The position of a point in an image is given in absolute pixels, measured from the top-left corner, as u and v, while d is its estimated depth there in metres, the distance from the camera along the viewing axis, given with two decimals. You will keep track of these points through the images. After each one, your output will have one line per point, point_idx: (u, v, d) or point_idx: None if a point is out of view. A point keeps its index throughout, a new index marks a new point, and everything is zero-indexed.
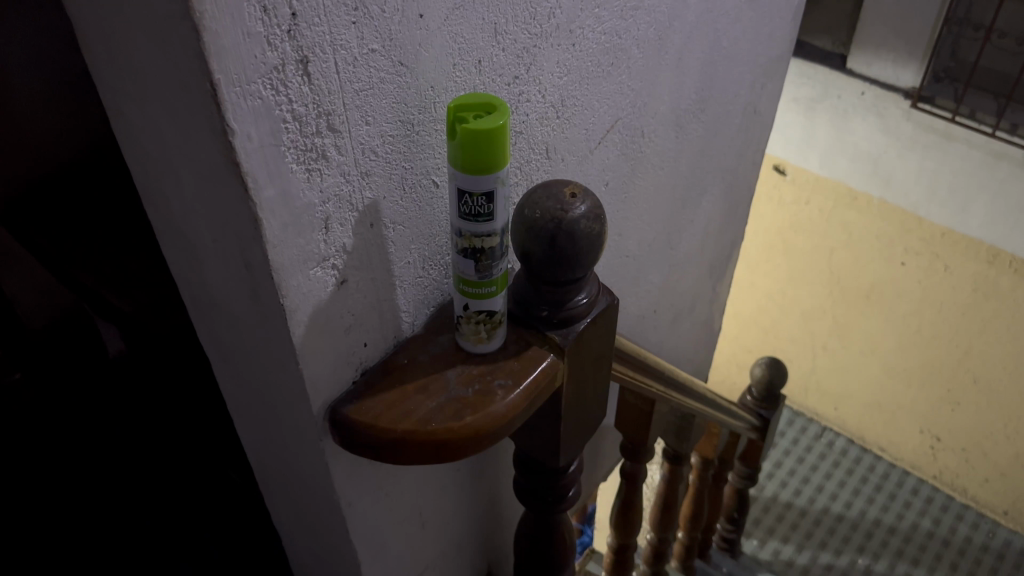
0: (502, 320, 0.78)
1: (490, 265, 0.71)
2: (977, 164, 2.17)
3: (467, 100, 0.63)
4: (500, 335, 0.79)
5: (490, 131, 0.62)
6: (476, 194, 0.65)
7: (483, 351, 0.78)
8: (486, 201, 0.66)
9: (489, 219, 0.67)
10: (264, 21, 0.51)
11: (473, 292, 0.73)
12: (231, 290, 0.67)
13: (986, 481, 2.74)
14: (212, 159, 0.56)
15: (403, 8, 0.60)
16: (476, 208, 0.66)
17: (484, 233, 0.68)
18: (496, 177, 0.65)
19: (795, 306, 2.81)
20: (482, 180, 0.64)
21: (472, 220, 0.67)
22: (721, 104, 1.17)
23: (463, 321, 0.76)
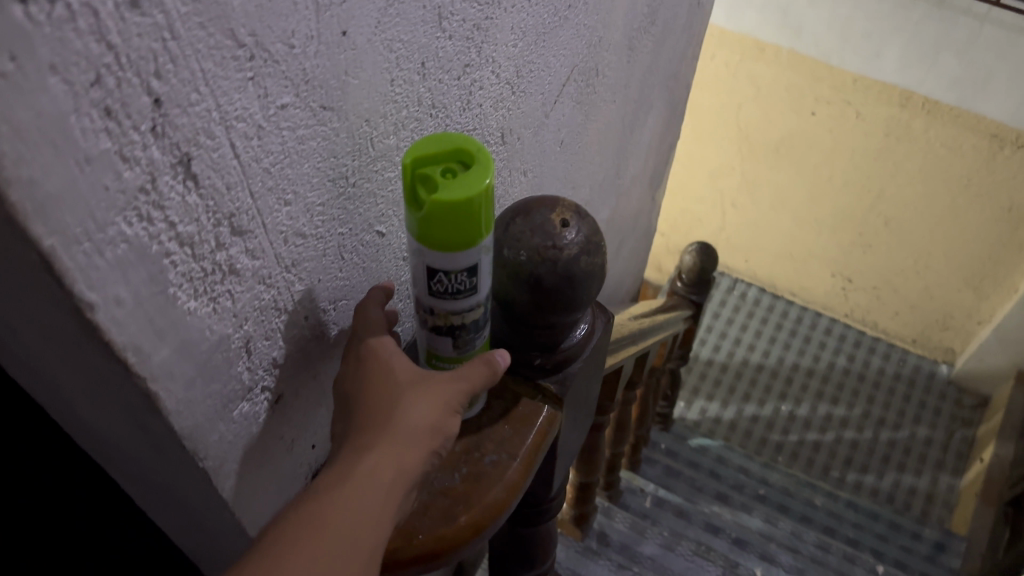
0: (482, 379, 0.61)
1: (475, 338, 0.53)
2: (892, 7, 2.01)
3: (429, 150, 0.43)
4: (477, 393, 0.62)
5: (473, 198, 0.43)
6: (454, 273, 0.47)
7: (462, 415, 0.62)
8: (468, 275, 0.48)
9: (472, 293, 0.49)
10: (113, 130, 0.30)
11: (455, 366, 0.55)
12: (123, 440, 0.47)
13: (896, 314, 2.83)
14: (62, 327, 0.35)
15: (319, 31, 0.39)
16: (456, 285, 0.48)
17: (466, 308, 0.50)
18: (478, 248, 0.46)
19: (701, 165, 2.71)
20: (460, 257, 0.46)
21: (450, 297, 0.49)
22: (669, 9, 0.98)
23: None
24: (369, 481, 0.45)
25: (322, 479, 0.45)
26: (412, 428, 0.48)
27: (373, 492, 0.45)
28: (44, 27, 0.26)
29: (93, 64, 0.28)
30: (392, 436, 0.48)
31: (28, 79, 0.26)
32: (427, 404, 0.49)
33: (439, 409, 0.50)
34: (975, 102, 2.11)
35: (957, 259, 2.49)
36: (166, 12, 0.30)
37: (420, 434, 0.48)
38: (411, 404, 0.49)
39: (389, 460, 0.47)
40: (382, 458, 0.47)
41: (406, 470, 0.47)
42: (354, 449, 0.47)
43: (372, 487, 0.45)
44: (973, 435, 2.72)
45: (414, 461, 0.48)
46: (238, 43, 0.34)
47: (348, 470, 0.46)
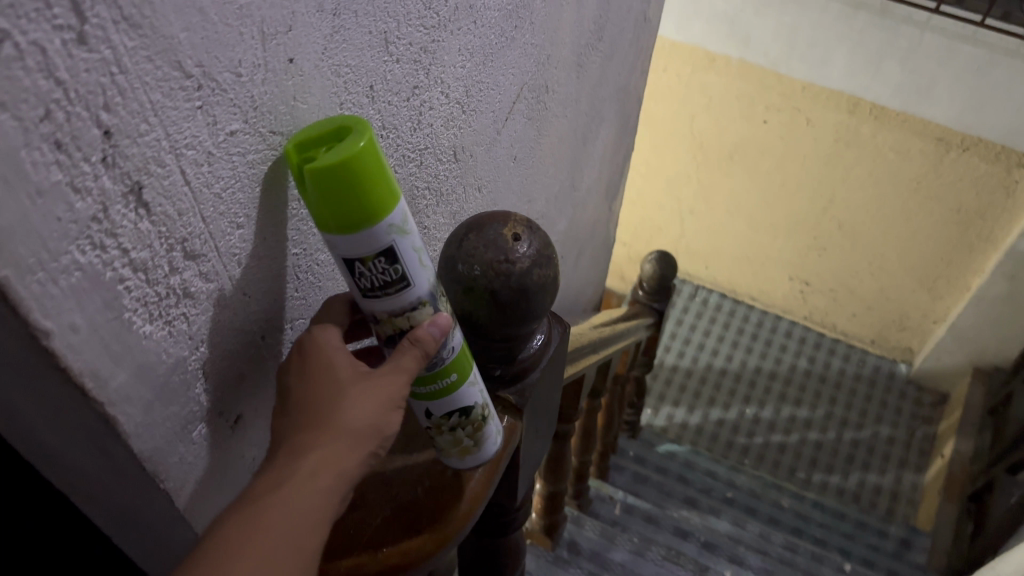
0: (489, 411, 0.62)
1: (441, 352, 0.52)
2: (835, 16, 2.06)
3: (305, 135, 0.42)
4: (493, 434, 0.63)
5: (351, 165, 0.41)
6: (369, 260, 0.45)
7: (476, 459, 0.63)
8: (388, 262, 0.45)
9: (406, 286, 0.47)
10: (63, 164, 0.31)
11: (432, 390, 0.57)
12: (81, 466, 0.47)
13: (854, 315, 2.89)
14: (21, 358, 0.36)
15: (266, 60, 0.40)
16: (381, 278, 0.46)
17: (408, 305, 0.48)
18: (384, 228, 0.44)
19: (659, 174, 2.74)
20: (366, 241, 0.44)
21: (383, 296, 0.47)
22: (616, 25, 1.00)
23: (441, 434, 0.60)
24: (304, 489, 0.44)
25: (258, 487, 0.44)
26: (352, 427, 0.46)
27: (310, 500, 0.43)
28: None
29: (43, 100, 0.29)
30: (330, 437, 0.45)
31: None
32: (369, 399, 0.47)
33: (382, 405, 0.47)
34: (919, 108, 2.16)
35: (910, 259, 2.55)
36: (114, 48, 0.32)
37: (360, 433, 0.46)
38: (349, 400, 0.47)
39: (327, 464, 0.45)
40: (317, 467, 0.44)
41: (345, 472, 0.45)
42: (291, 452, 0.45)
43: (309, 495, 0.43)
44: (933, 432, 2.78)
45: (355, 463, 0.46)
46: (184, 76, 0.35)
47: (285, 477, 0.44)
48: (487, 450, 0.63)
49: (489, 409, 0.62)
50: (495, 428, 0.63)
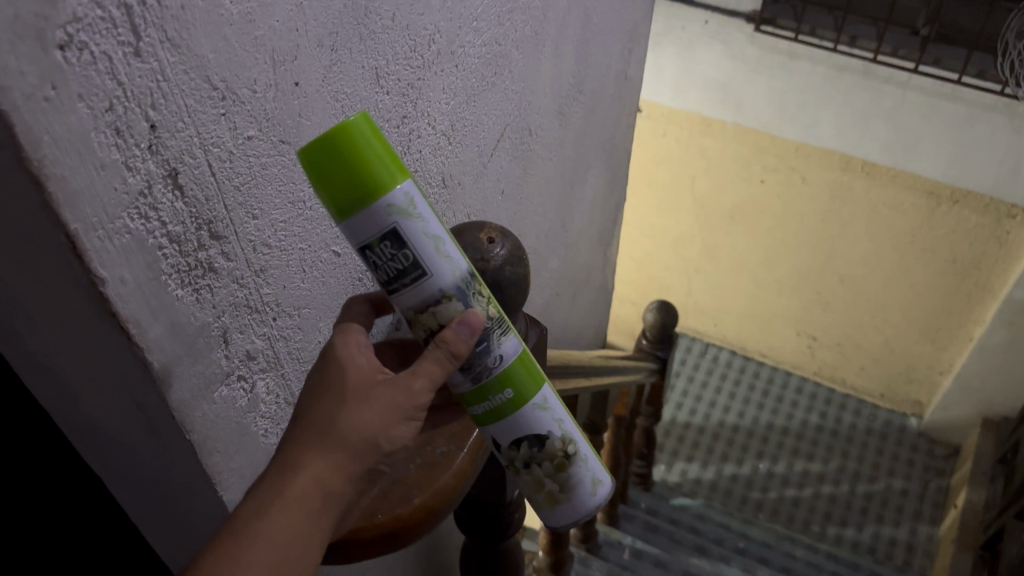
0: (578, 449, 0.61)
1: (483, 355, 0.55)
2: (821, 78, 2.18)
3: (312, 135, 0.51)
4: (589, 478, 0.62)
5: (333, 147, 0.49)
6: (376, 243, 0.51)
7: (571, 506, 0.62)
8: (393, 244, 0.51)
9: (422, 275, 0.52)
10: (120, 145, 0.41)
11: (493, 414, 0.58)
12: (122, 427, 0.56)
13: (862, 369, 2.93)
14: (82, 310, 0.46)
15: (276, 81, 0.52)
16: (395, 266, 0.52)
17: (433, 297, 0.53)
18: (383, 208, 0.50)
19: (665, 234, 2.84)
20: (369, 222, 0.50)
21: (403, 287, 0.52)
22: (596, 80, 1.12)
23: (520, 473, 0.61)
24: (283, 517, 0.45)
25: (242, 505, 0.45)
26: (343, 447, 0.46)
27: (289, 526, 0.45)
28: (75, 69, 0.38)
29: (107, 96, 0.40)
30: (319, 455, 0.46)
31: (63, 103, 0.38)
32: (365, 417, 0.47)
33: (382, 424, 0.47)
34: (908, 162, 2.25)
35: (912, 310, 2.61)
36: (159, 61, 0.42)
37: (353, 450, 0.46)
38: (348, 417, 0.47)
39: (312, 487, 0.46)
40: (305, 491, 0.45)
41: (332, 494, 0.46)
42: (279, 469, 0.46)
43: (292, 516, 0.45)
44: (947, 484, 2.78)
45: (345, 483, 0.46)
46: (212, 87, 0.46)
47: (266, 499, 0.45)
48: (579, 496, 0.62)
49: (581, 450, 0.61)
50: (592, 474, 0.62)
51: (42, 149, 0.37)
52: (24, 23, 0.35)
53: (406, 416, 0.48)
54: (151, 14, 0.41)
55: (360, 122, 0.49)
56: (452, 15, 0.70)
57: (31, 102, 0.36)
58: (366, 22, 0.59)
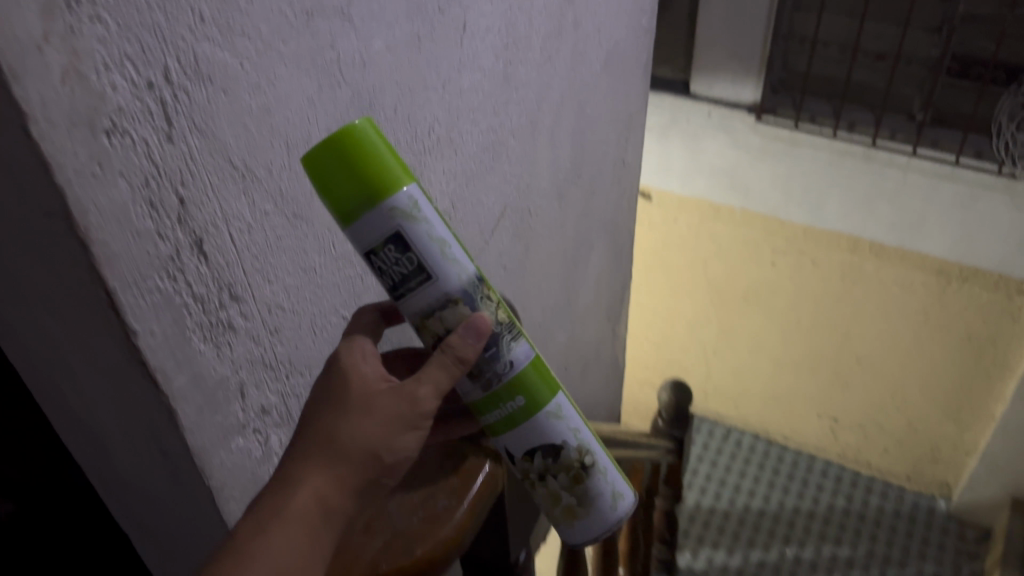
0: (596, 461, 0.68)
1: (491, 360, 0.63)
2: (824, 164, 2.26)
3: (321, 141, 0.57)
4: (606, 490, 0.69)
5: (337, 155, 0.55)
6: (383, 246, 0.58)
7: (587, 512, 0.69)
8: (399, 247, 0.58)
9: (427, 279, 0.59)
10: (154, 216, 0.49)
11: (507, 422, 0.66)
12: (147, 476, 0.62)
13: (885, 451, 2.89)
14: (116, 361, 0.52)
15: (289, 163, 0.59)
16: (401, 269, 0.59)
17: (438, 301, 0.60)
18: (387, 211, 0.57)
19: (682, 319, 2.89)
20: (374, 226, 0.57)
21: (410, 290, 0.60)
22: (593, 166, 1.20)
23: (537, 485, 0.68)
24: (295, 514, 0.53)
25: (260, 509, 0.53)
26: (347, 451, 0.55)
27: (300, 522, 0.53)
28: (117, 151, 0.45)
29: (144, 174, 0.47)
30: (325, 458, 0.54)
31: (107, 181, 0.45)
32: (367, 426, 0.55)
33: (384, 428, 0.56)
34: (915, 242, 2.28)
35: (931, 390, 2.59)
36: (189, 146, 0.50)
37: (355, 454, 0.55)
38: (350, 426, 0.55)
39: (321, 486, 0.54)
40: (312, 490, 0.53)
41: (338, 495, 0.54)
42: (290, 474, 0.54)
43: (300, 514, 0.53)
44: (981, 569, 2.70)
45: (348, 485, 0.55)
46: (233, 168, 0.54)
47: (280, 500, 0.53)
48: (596, 506, 0.69)
49: (597, 460, 0.68)
50: (610, 486, 0.69)
51: (88, 217, 0.45)
52: (78, 112, 0.42)
53: (404, 425, 0.56)
54: (183, 106, 0.49)
55: (363, 127, 0.55)
56: (450, 107, 0.78)
57: (81, 177, 0.44)
58: (371, 113, 0.67)
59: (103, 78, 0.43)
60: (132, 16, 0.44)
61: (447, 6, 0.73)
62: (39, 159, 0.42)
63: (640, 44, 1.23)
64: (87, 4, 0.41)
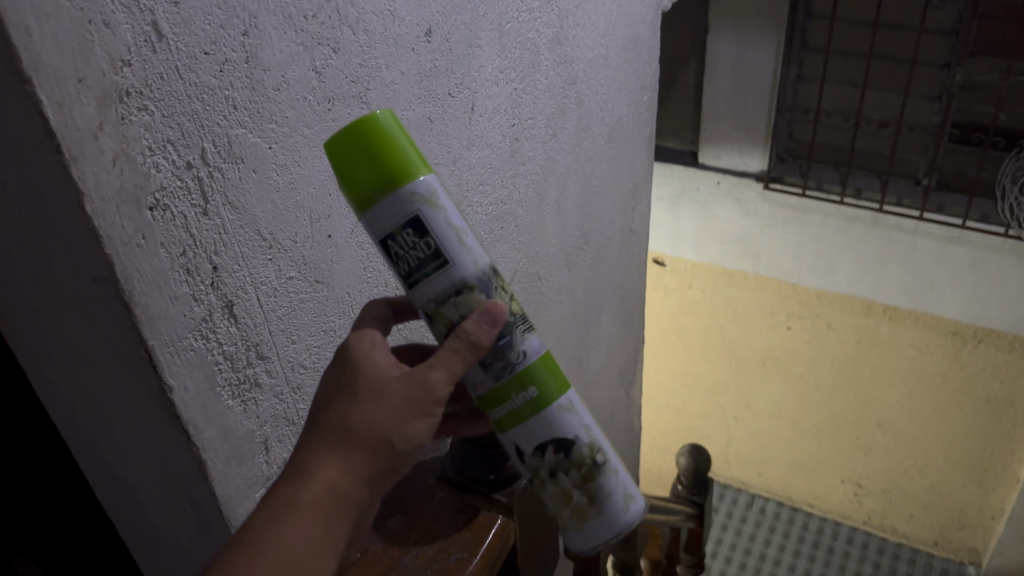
0: (607, 460, 0.61)
1: (505, 349, 0.57)
2: (834, 230, 2.30)
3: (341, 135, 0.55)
4: (618, 492, 0.61)
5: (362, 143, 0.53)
6: (401, 231, 0.54)
7: (601, 519, 0.61)
8: (417, 233, 0.54)
9: (444, 264, 0.55)
10: (189, 282, 0.54)
11: (513, 417, 0.59)
12: (177, 527, 0.66)
13: (911, 517, 2.70)
14: (152, 415, 0.57)
15: (312, 234, 0.65)
16: (417, 255, 0.55)
17: (454, 287, 0.56)
18: (407, 196, 0.54)
19: (699, 385, 2.82)
20: (392, 211, 0.54)
21: (425, 276, 0.56)
22: (601, 234, 1.26)
23: (546, 484, 0.60)
24: (304, 510, 0.48)
25: (265, 505, 0.48)
26: (358, 443, 0.49)
27: (310, 518, 0.48)
28: (159, 224, 0.51)
29: (182, 244, 0.53)
30: (336, 450, 0.49)
31: (148, 250, 0.51)
32: (380, 413, 0.50)
33: (397, 418, 0.50)
34: (928, 303, 2.27)
35: (954, 452, 2.46)
36: (222, 220, 0.55)
37: (367, 444, 0.49)
38: (362, 415, 0.50)
39: (331, 481, 0.49)
40: (324, 485, 0.49)
41: (351, 488, 0.49)
42: (299, 466, 0.49)
43: (311, 511, 0.48)
44: None
45: (363, 477, 0.50)
46: (262, 238, 0.59)
47: (286, 497, 0.48)
48: (608, 510, 0.61)
49: (610, 461, 0.61)
50: (622, 488, 0.61)
51: (132, 281, 0.50)
52: (127, 190, 0.48)
53: (421, 411, 0.51)
54: (217, 184, 0.54)
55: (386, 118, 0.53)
56: (461, 181, 0.84)
57: (127, 247, 0.49)
58: None
59: (148, 160, 0.49)
60: (174, 107, 0.50)
61: (456, 89, 0.80)
62: (92, 231, 0.47)
63: (642, 118, 1.29)
64: (137, 97, 0.47)
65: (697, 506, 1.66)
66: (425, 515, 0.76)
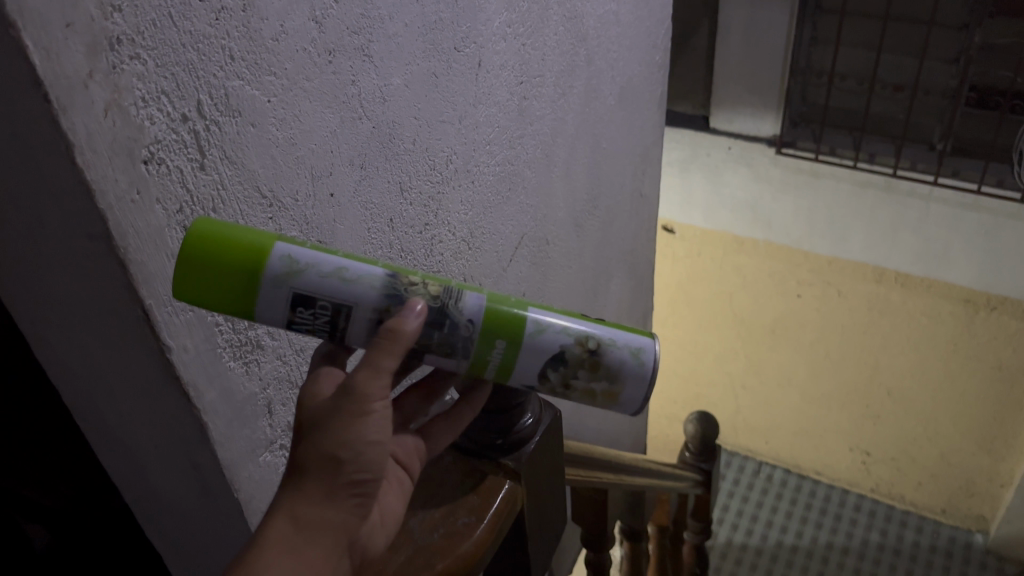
0: (599, 337, 0.59)
1: (450, 333, 0.56)
2: (847, 195, 2.26)
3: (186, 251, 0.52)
4: (627, 353, 0.60)
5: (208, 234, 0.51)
6: (293, 314, 0.53)
7: (629, 388, 0.60)
8: (306, 306, 0.53)
9: (347, 312, 0.54)
10: (187, 240, 0.53)
11: (504, 370, 0.58)
12: (178, 490, 0.65)
13: (919, 484, 2.69)
14: (150, 376, 0.56)
15: (314, 192, 0.63)
16: (323, 320, 0.54)
17: (371, 321, 0.54)
18: (273, 281, 0.52)
19: (708, 353, 2.80)
20: (273, 302, 0.53)
21: (345, 328, 0.54)
22: (610, 197, 1.23)
23: (567, 394, 0.60)
24: (270, 544, 0.48)
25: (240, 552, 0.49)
26: (304, 466, 0.49)
27: (277, 550, 0.48)
28: (154, 178, 0.49)
29: (178, 200, 0.51)
30: (288, 483, 0.50)
31: (143, 204, 0.49)
32: (321, 431, 0.50)
33: (332, 430, 0.49)
34: (941, 271, 2.23)
35: (963, 420, 2.44)
36: (220, 174, 0.54)
37: (314, 465, 0.49)
38: (306, 438, 0.50)
39: (287, 510, 0.49)
40: (283, 515, 0.49)
41: (310, 511, 0.49)
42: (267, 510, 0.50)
43: (276, 544, 0.48)
44: None
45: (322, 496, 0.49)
46: (261, 196, 0.58)
47: (255, 537, 0.49)
48: (630, 374, 0.60)
49: (600, 337, 0.59)
50: (627, 348, 0.60)
51: (127, 238, 0.48)
52: (120, 143, 0.46)
53: (358, 413, 0.50)
54: (214, 138, 0.53)
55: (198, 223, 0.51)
56: (467, 140, 0.82)
57: (121, 203, 0.47)
58: (392, 145, 0.71)
59: (141, 111, 0.47)
60: (168, 56, 0.48)
61: (462, 43, 0.77)
62: (84, 185, 0.46)
63: (654, 79, 1.27)
64: (128, 45, 0.45)
65: (705, 473, 1.64)
66: (430, 479, 0.73)
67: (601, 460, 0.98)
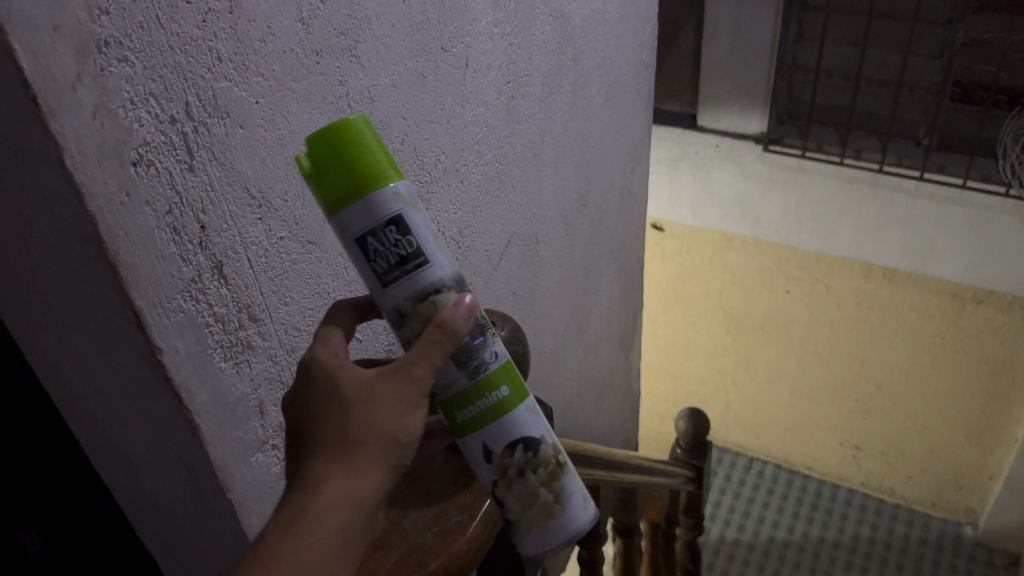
0: (566, 460, 0.59)
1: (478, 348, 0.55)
2: (835, 192, 2.27)
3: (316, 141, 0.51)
4: (579, 491, 0.59)
5: (330, 143, 0.50)
6: (382, 228, 0.52)
7: (564, 519, 0.58)
8: (402, 232, 0.52)
9: (423, 264, 0.53)
10: (177, 241, 0.53)
11: (474, 421, 0.56)
12: (172, 492, 0.65)
13: (910, 478, 2.70)
14: (142, 377, 0.56)
15: (303, 193, 0.63)
16: (397, 254, 0.52)
17: (431, 287, 0.53)
18: (389, 195, 0.51)
19: (698, 350, 2.81)
20: (374, 210, 0.51)
21: (402, 276, 0.52)
22: (599, 195, 1.24)
23: (511, 485, 0.57)
24: (325, 519, 0.45)
25: (279, 522, 0.45)
26: (359, 442, 0.47)
27: (333, 528, 0.45)
28: (143, 180, 0.49)
29: (167, 202, 0.51)
30: (340, 456, 0.46)
31: (133, 206, 0.49)
32: (383, 412, 0.47)
33: (391, 415, 0.48)
34: (928, 265, 2.25)
35: (950, 413, 2.46)
36: (209, 176, 0.54)
37: (372, 445, 0.47)
38: (365, 414, 0.47)
39: (340, 485, 0.45)
40: (341, 491, 0.45)
41: (368, 492, 0.46)
42: (308, 477, 0.46)
43: (332, 521, 0.45)
44: None
45: (377, 478, 0.47)
46: (250, 196, 0.58)
47: (303, 507, 0.45)
48: (573, 505, 0.58)
49: (568, 461, 0.59)
50: (583, 489, 0.60)
51: (117, 241, 0.49)
52: (109, 146, 0.46)
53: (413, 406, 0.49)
54: (203, 139, 0.53)
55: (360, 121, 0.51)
56: (455, 139, 0.82)
57: (110, 205, 0.48)
58: None
59: (129, 114, 0.47)
60: (156, 58, 0.48)
61: (449, 43, 0.78)
62: (74, 188, 0.46)
63: (641, 78, 1.27)
64: (116, 48, 0.46)
65: (696, 470, 1.65)
66: (424, 478, 0.73)
67: (595, 457, 0.99)
